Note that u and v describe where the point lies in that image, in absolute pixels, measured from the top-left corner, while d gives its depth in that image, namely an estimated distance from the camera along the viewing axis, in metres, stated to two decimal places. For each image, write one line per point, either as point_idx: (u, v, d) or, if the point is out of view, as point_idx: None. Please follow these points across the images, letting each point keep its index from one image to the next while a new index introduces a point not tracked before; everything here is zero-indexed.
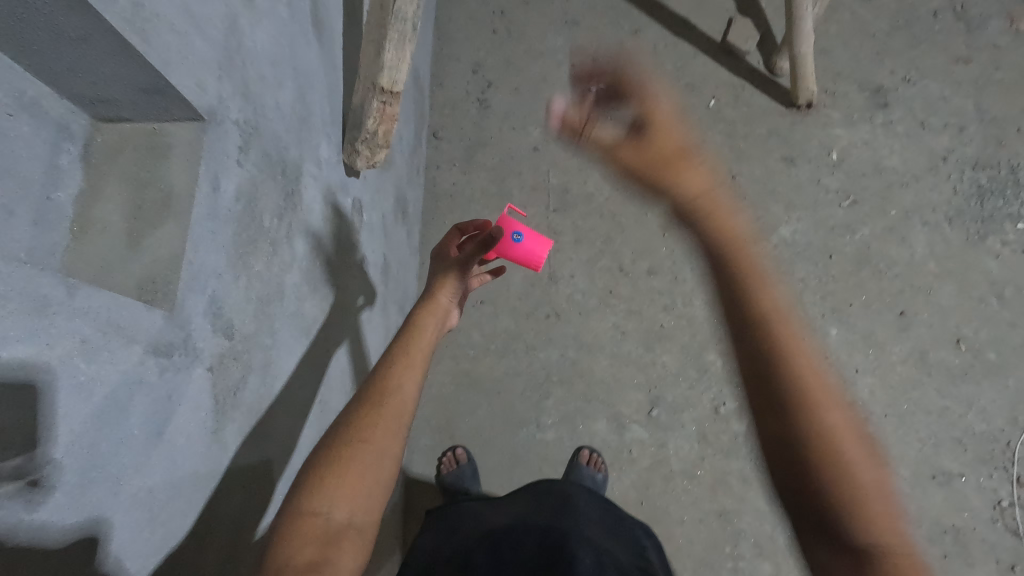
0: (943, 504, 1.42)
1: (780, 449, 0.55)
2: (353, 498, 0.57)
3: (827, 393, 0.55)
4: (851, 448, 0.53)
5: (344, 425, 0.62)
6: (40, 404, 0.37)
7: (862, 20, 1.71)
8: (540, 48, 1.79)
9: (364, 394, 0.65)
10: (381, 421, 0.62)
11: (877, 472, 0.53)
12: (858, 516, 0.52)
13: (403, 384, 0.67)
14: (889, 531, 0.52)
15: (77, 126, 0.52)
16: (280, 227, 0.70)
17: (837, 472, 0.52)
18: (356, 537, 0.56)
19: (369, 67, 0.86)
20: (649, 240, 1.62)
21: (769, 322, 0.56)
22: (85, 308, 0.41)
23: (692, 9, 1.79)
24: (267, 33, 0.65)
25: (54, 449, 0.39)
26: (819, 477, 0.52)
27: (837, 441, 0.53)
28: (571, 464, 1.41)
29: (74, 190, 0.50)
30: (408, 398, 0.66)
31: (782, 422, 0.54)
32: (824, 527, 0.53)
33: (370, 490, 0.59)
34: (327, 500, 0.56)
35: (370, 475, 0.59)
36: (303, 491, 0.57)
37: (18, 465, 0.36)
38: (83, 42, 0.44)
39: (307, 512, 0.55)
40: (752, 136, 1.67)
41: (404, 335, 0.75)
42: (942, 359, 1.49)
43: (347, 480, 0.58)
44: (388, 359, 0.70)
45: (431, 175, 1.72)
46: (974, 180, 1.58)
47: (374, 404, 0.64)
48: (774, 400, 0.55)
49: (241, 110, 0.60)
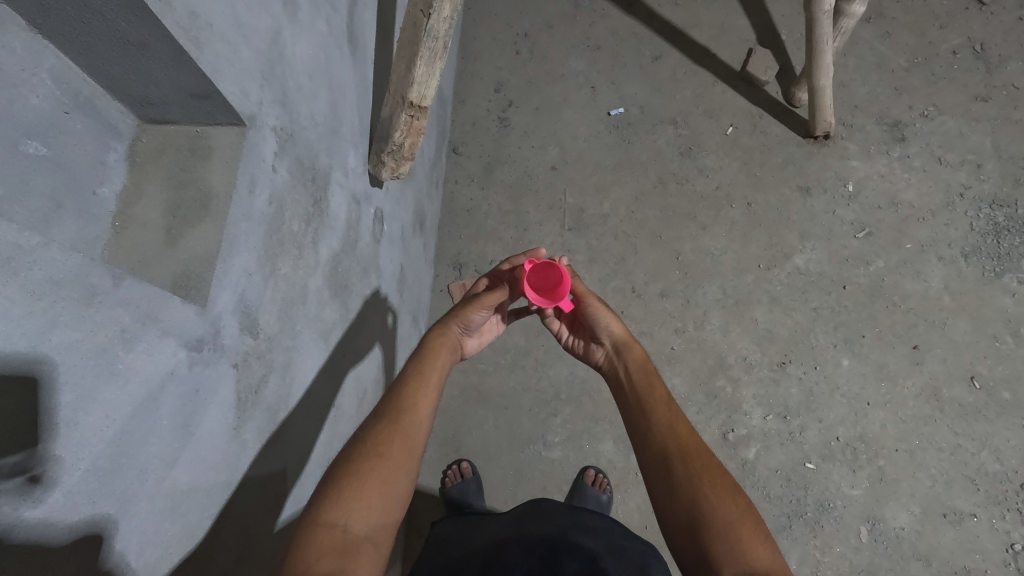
0: (953, 544, 1.39)
1: (670, 507, 0.63)
2: (371, 509, 0.58)
3: (719, 486, 0.62)
4: (744, 534, 0.58)
5: (362, 441, 0.64)
6: (58, 393, 0.37)
7: (882, 55, 1.73)
8: (562, 70, 1.83)
9: (381, 411, 0.67)
10: (398, 439, 0.64)
11: (769, 560, 0.56)
12: (732, 541, 0.57)
13: (418, 404, 0.69)
14: (766, 554, 0.57)
15: (125, 126, 0.55)
16: (307, 232, 0.72)
17: (706, 506, 0.60)
18: (371, 549, 0.56)
19: (399, 82, 0.89)
20: (662, 262, 1.63)
21: (666, 430, 0.68)
22: (128, 298, 0.43)
23: (713, 38, 1.82)
24: (307, 46, 0.68)
25: (67, 439, 0.38)
26: (698, 511, 0.60)
27: (728, 528, 0.58)
28: (576, 484, 1.40)
29: (118, 187, 0.53)
30: (422, 418, 0.68)
31: (665, 476, 0.64)
32: (706, 559, 0.57)
33: (388, 502, 0.60)
34: (345, 511, 0.57)
35: (386, 489, 0.60)
36: (323, 501, 0.57)
37: (20, 463, 0.36)
38: (141, 47, 0.47)
39: (324, 522, 0.56)
40: (769, 164, 1.68)
41: (417, 354, 0.76)
42: (955, 396, 1.48)
43: (365, 492, 0.59)
44: (405, 379, 0.72)
45: (450, 190, 1.75)
46: (990, 217, 1.58)
47: (392, 420, 0.66)
48: (663, 460, 0.65)
49: (279, 118, 0.62)
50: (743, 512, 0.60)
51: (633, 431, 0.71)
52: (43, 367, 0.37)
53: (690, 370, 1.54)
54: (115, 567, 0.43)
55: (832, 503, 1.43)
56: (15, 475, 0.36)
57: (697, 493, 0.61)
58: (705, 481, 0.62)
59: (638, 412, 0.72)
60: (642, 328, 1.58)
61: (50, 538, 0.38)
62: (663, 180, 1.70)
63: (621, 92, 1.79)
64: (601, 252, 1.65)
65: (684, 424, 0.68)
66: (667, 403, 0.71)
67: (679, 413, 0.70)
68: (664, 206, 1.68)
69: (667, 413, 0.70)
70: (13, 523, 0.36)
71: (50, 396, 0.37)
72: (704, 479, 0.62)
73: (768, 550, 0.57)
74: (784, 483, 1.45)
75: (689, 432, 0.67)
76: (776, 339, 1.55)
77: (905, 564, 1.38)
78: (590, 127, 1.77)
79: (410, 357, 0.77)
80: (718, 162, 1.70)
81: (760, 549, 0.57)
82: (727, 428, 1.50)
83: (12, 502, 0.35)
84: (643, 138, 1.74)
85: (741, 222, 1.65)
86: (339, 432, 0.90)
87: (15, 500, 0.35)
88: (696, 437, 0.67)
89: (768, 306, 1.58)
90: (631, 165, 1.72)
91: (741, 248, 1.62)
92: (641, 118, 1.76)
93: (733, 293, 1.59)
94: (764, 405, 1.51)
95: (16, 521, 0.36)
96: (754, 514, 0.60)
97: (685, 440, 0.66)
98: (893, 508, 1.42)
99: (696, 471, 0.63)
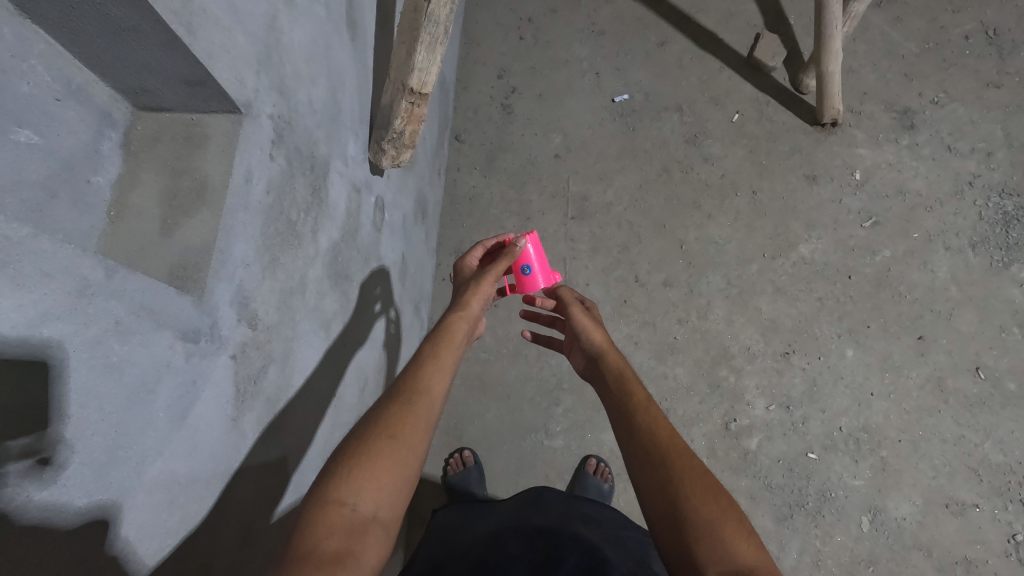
0: (955, 535, 1.39)
1: (652, 507, 0.62)
2: (381, 492, 0.57)
3: (701, 487, 0.61)
4: (726, 531, 0.57)
5: (373, 420, 0.63)
6: (53, 379, 0.37)
7: (891, 41, 1.70)
8: (565, 55, 1.81)
9: (395, 392, 0.67)
10: (410, 419, 0.63)
11: (751, 555, 0.56)
12: (714, 541, 0.57)
13: (433, 388, 0.68)
14: (750, 552, 0.56)
15: (119, 114, 0.54)
16: (306, 221, 0.71)
17: (687, 506, 0.59)
18: (380, 531, 0.55)
19: (400, 69, 0.87)
20: (666, 251, 1.62)
21: (645, 433, 0.66)
22: (121, 290, 0.42)
23: (720, 23, 1.79)
24: (305, 31, 0.66)
25: (65, 427, 0.38)
26: (681, 511, 0.59)
27: (712, 528, 0.57)
28: (577, 473, 1.43)
29: (113, 176, 0.52)
30: (436, 401, 0.68)
31: (648, 475, 0.63)
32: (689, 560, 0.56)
33: (398, 483, 0.59)
34: (354, 490, 0.56)
35: (398, 470, 0.59)
36: (333, 478, 0.57)
37: (30, 444, 0.36)
38: (133, 33, 0.46)
39: (332, 500, 0.55)
40: (775, 153, 1.66)
41: (436, 337, 0.77)
42: (960, 387, 1.47)
43: (375, 472, 0.58)
44: (418, 362, 0.72)
45: (452, 177, 1.74)
46: (1000, 206, 1.56)
47: (404, 402, 0.65)
48: (646, 458, 0.64)
49: (276, 105, 0.61)
50: (725, 510, 0.59)
51: (618, 434, 0.70)
52: (47, 349, 0.37)
53: (693, 360, 1.54)
54: (112, 553, 0.43)
55: (834, 494, 1.43)
56: (25, 456, 0.36)
57: (679, 493, 0.60)
58: (685, 483, 0.61)
59: (618, 416, 0.71)
60: (645, 318, 1.57)
61: (61, 518, 0.39)
62: (668, 168, 1.68)
63: (626, 78, 1.77)
64: (604, 242, 1.64)
65: (666, 425, 0.67)
66: (646, 405, 0.70)
67: (661, 414, 0.69)
68: (669, 195, 1.66)
69: (647, 415, 0.69)
70: (23, 501, 0.36)
71: (54, 379, 0.37)
72: (686, 480, 0.61)
73: (751, 546, 0.57)
74: (786, 473, 1.45)
75: (671, 433, 0.66)
76: (780, 330, 1.54)
77: (906, 554, 1.39)
78: (594, 114, 1.75)
79: (425, 339, 0.77)
80: (723, 150, 1.68)
81: (744, 545, 0.57)
82: (729, 419, 1.49)
83: (24, 481, 0.36)
84: (649, 125, 1.72)
85: (746, 211, 1.63)
86: (340, 422, 0.90)
87: (23, 481, 0.36)
88: (676, 437, 0.66)
89: (772, 296, 1.57)
90: (635, 153, 1.70)
91: (745, 238, 1.61)
92: (646, 105, 1.74)
93: (738, 283, 1.58)
94: (767, 395, 1.50)
95: (25, 499, 0.36)
96: (737, 511, 0.59)
97: (667, 440, 0.65)
98: (895, 499, 1.42)
99: (679, 472, 0.62)
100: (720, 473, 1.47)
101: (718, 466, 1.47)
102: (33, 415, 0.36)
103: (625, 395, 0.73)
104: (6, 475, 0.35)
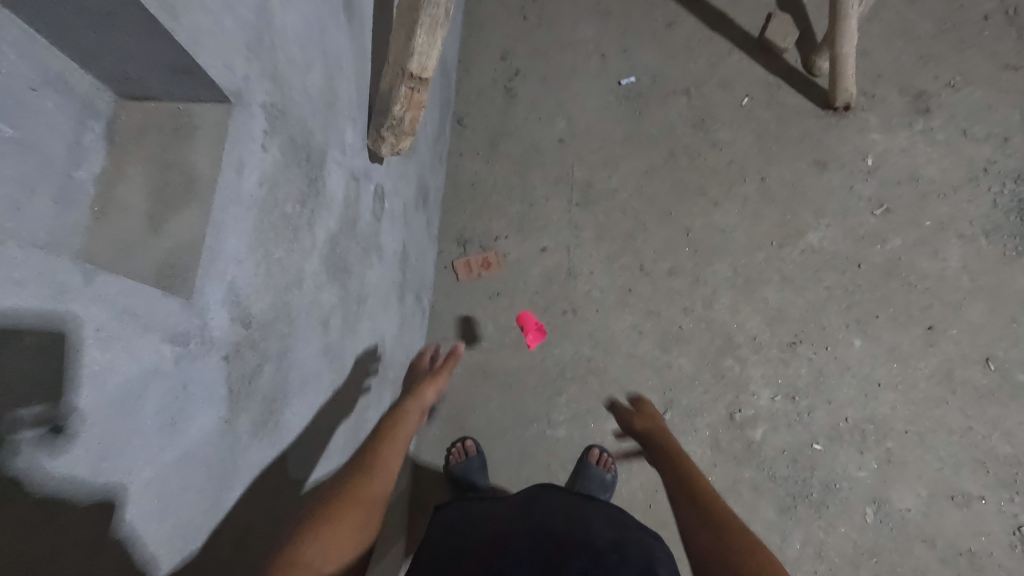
0: (959, 526, 1.38)
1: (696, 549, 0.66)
2: (342, 553, 0.61)
3: (737, 531, 0.66)
4: (755, 558, 0.62)
5: (332, 491, 0.68)
6: (67, 352, 0.37)
7: (907, 21, 1.64)
8: (570, 36, 1.76)
9: (354, 467, 0.73)
10: (368, 489, 0.69)
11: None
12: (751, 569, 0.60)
13: (387, 463, 0.75)
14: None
15: (102, 103, 0.52)
16: (302, 214, 0.68)
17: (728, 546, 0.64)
18: None
19: (399, 53, 0.84)
20: (672, 239, 1.59)
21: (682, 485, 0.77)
22: (103, 295, 0.40)
23: (730, 2, 1.73)
24: (298, 13, 0.63)
25: (79, 397, 0.38)
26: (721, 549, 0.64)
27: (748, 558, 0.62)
28: (581, 463, 1.42)
29: (97, 169, 0.50)
30: (389, 474, 0.74)
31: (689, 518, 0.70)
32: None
33: (357, 543, 0.63)
34: (319, 552, 0.59)
35: (357, 535, 0.64)
36: (297, 541, 0.60)
37: (47, 412, 0.36)
38: (112, 18, 0.43)
39: (298, 560, 0.58)
40: (785, 137, 1.62)
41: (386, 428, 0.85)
42: (968, 378, 1.45)
43: (338, 533, 0.62)
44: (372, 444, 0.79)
45: (454, 163, 1.70)
46: (1015, 194, 1.52)
47: (362, 476, 0.71)
48: (690, 501, 0.73)
49: (268, 93, 0.58)
50: (759, 547, 0.63)
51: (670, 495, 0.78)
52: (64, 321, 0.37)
53: (698, 350, 1.52)
54: (110, 550, 0.42)
55: (839, 485, 1.42)
56: (38, 425, 0.36)
57: (718, 530, 0.66)
58: (720, 520, 0.68)
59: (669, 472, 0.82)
60: (650, 307, 1.55)
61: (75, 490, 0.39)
62: (675, 154, 1.64)
63: (632, 60, 1.72)
64: (609, 229, 1.61)
65: (707, 483, 0.76)
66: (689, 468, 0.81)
67: (704, 477, 0.78)
68: (675, 181, 1.62)
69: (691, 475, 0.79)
70: (39, 470, 0.36)
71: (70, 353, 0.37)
72: (722, 520, 0.68)
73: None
74: (790, 464, 1.44)
75: (708, 486, 0.75)
76: (786, 319, 1.52)
77: (909, 545, 1.38)
78: (599, 98, 1.70)
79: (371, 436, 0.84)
80: (731, 134, 1.64)
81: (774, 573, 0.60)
82: (734, 409, 1.48)
83: (40, 449, 0.36)
84: (655, 109, 1.68)
85: (754, 198, 1.59)
86: (339, 417, 0.89)
87: (36, 448, 0.36)
88: (713, 489, 0.74)
89: (779, 285, 1.54)
90: (641, 138, 1.66)
91: (753, 225, 1.58)
92: (652, 88, 1.69)
93: (744, 271, 1.55)
94: (772, 385, 1.49)
95: (37, 468, 0.36)
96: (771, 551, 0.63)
97: (705, 492, 0.74)
98: (900, 490, 1.41)
99: (714, 512, 0.69)
100: (723, 463, 1.46)
101: (722, 456, 1.46)
102: (48, 389, 0.36)
103: (673, 460, 0.84)
104: (19, 441, 0.35)
